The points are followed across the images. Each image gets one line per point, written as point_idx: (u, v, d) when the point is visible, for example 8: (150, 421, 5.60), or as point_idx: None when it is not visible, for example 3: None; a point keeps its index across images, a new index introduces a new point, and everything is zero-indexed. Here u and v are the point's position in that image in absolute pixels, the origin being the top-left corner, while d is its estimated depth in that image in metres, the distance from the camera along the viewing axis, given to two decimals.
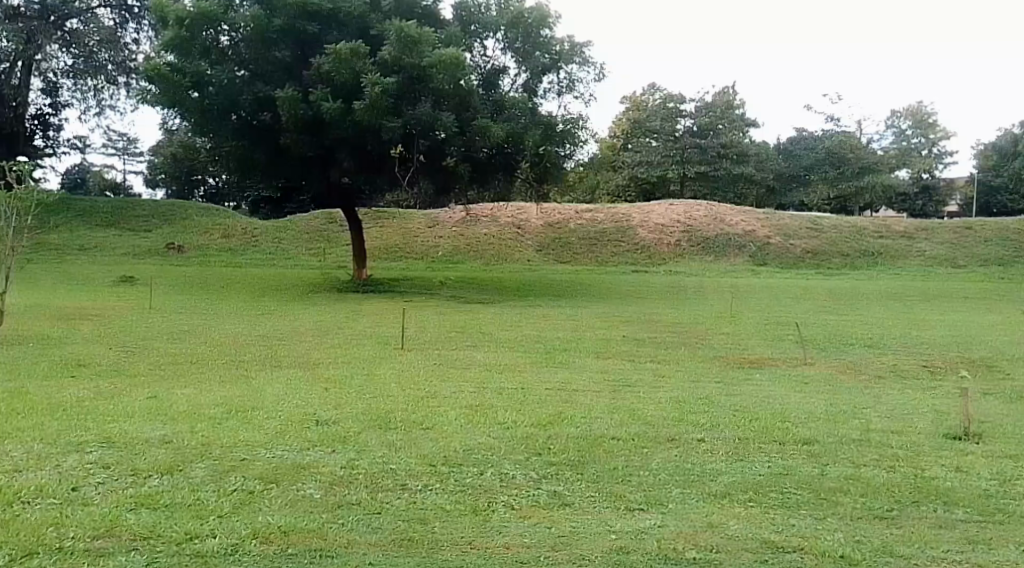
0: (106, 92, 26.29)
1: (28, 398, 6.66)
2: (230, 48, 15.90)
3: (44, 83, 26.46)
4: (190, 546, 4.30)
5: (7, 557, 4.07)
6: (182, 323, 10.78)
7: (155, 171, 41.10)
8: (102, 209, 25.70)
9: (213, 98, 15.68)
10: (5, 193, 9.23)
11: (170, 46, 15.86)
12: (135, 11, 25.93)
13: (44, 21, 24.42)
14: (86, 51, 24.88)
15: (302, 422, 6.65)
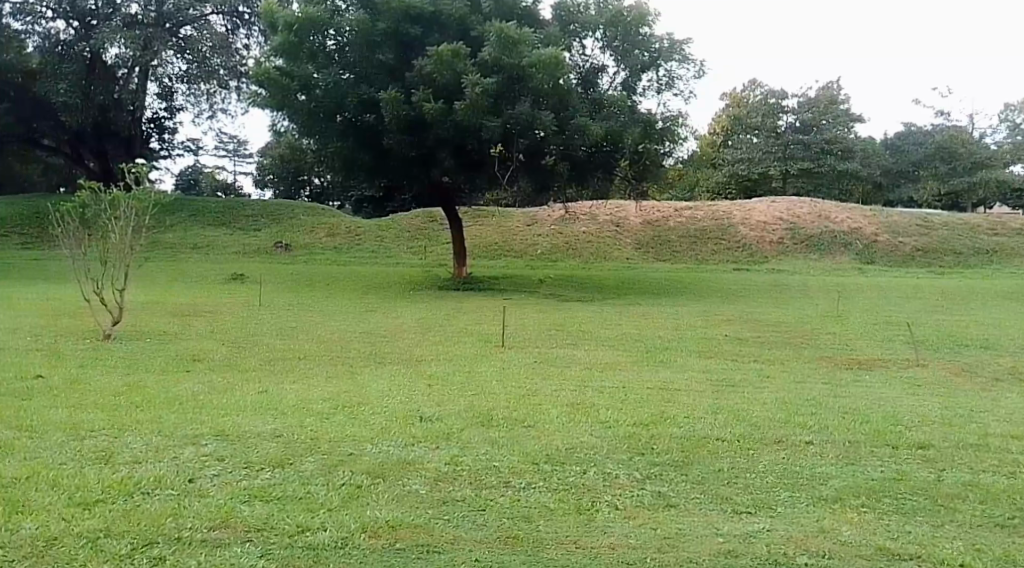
0: (219, 96, 27.60)
1: (147, 391, 6.89)
2: (337, 52, 16.26)
3: (160, 88, 27.64)
4: (302, 539, 4.37)
5: (129, 545, 4.17)
6: (292, 320, 11.04)
7: (264, 172, 42.46)
8: (213, 209, 26.69)
9: (320, 100, 16.10)
10: (125, 194, 9.68)
11: (280, 50, 16.46)
12: (245, 18, 26.68)
13: (160, 28, 25.37)
14: (199, 56, 26.09)
15: (407, 419, 6.71)
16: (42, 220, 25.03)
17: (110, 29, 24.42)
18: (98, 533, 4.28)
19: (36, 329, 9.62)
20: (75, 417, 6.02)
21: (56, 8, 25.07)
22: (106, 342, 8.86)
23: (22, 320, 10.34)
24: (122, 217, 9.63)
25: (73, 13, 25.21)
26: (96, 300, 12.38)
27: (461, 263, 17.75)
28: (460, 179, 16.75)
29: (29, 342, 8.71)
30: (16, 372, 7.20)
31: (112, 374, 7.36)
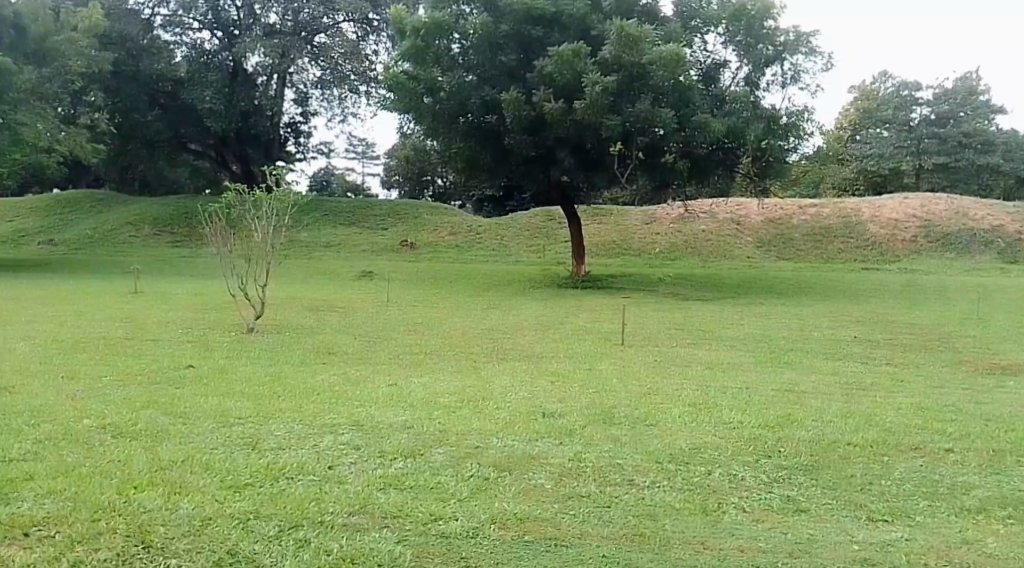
0: (350, 101, 28.90)
1: (287, 381, 7.27)
2: (460, 55, 16.57)
3: (296, 93, 29.10)
4: (436, 527, 4.49)
5: (276, 527, 4.31)
6: (418, 316, 11.38)
7: (390, 173, 43.57)
8: (345, 208, 27.56)
9: (445, 102, 16.39)
10: (267, 196, 10.26)
11: (407, 55, 16.76)
12: (374, 24, 27.32)
13: (297, 36, 26.62)
14: (332, 63, 27.16)
15: (530, 414, 6.80)
16: (190, 220, 26.52)
17: (252, 38, 25.73)
18: (248, 514, 4.38)
19: (186, 322, 10.24)
20: (225, 404, 6.38)
21: (201, 19, 26.54)
22: (248, 335, 9.36)
23: (177, 314, 11.08)
24: (264, 217, 10.22)
25: (217, 24, 26.77)
26: (239, 296, 13.09)
27: (579, 262, 17.81)
28: (578, 177, 16.72)
29: (182, 334, 9.30)
30: (171, 362, 7.70)
31: (256, 365, 7.77)
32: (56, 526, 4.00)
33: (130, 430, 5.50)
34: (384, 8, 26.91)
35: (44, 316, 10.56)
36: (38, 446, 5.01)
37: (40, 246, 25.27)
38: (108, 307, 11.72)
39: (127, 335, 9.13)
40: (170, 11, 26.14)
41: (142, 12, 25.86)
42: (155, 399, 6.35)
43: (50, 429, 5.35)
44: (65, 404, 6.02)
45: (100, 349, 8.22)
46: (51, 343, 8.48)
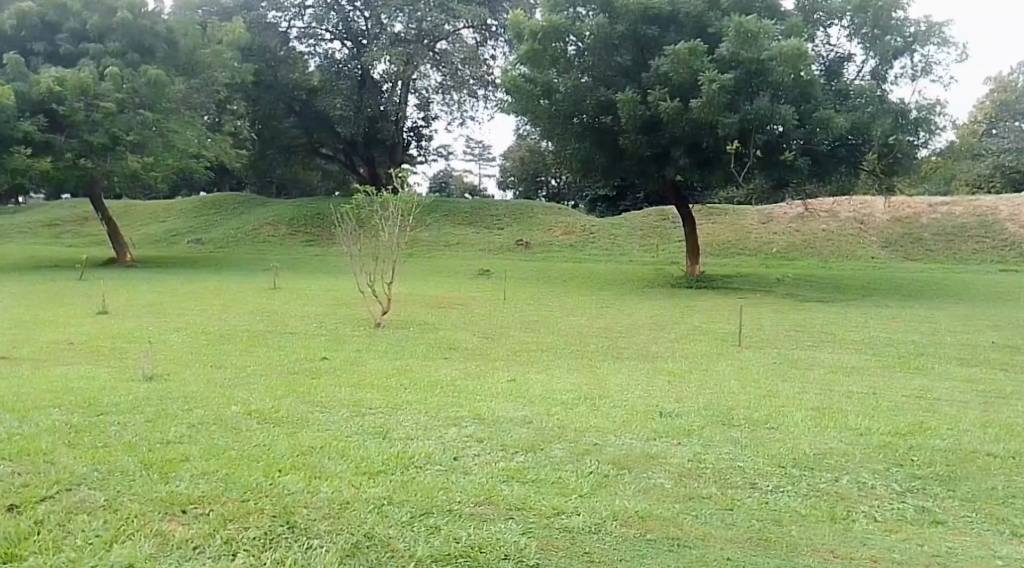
0: (468, 105, 29.40)
1: (413, 374, 7.53)
2: (576, 56, 16.63)
3: (419, 98, 29.74)
4: (559, 521, 4.50)
5: (408, 513, 4.43)
6: (536, 314, 11.50)
7: (504, 174, 44.18)
8: (461, 208, 28.06)
9: (560, 104, 16.51)
10: (394, 196, 11.05)
11: (525, 59, 16.93)
12: (493, 30, 27.88)
13: (420, 44, 26.92)
14: (451, 69, 27.58)
15: (647, 413, 6.73)
16: (322, 220, 27.62)
17: (380, 47, 26.31)
18: (383, 500, 4.54)
19: (319, 316, 10.76)
20: (356, 395, 6.66)
21: (334, 31, 27.61)
22: (375, 330, 9.73)
23: (311, 309, 11.60)
24: (390, 218, 10.88)
25: (347, 34, 27.76)
26: (368, 291, 13.59)
27: (694, 261, 17.61)
28: (694, 176, 16.54)
29: (317, 328, 9.76)
30: (307, 353, 8.12)
31: (384, 359, 8.07)
32: (211, 504, 4.21)
33: (272, 417, 5.83)
34: (503, 14, 27.32)
35: (191, 309, 11.29)
36: (191, 429, 5.38)
37: (190, 243, 26.87)
38: (248, 302, 12.39)
39: (266, 328, 9.64)
40: (305, 24, 27.27)
41: (281, 25, 27.06)
42: (294, 388, 6.71)
43: (204, 414, 5.74)
44: (214, 391, 6.43)
45: (244, 341, 8.71)
46: (201, 335, 9.03)
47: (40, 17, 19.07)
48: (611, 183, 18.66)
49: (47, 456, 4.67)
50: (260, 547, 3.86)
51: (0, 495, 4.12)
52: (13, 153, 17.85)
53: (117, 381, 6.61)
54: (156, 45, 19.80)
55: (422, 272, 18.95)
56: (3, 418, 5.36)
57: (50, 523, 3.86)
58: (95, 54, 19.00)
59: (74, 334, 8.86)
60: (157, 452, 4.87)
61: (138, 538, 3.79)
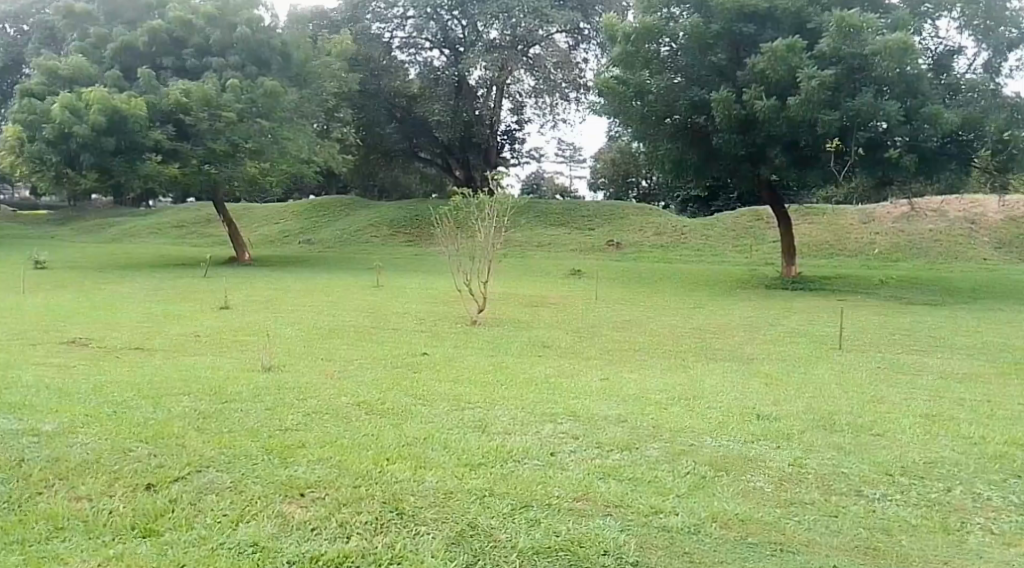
0: (560, 107, 29.61)
1: (509, 371, 7.65)
2: (669, 57, 16.54)
3: (512, 103, 30.11)
4: (658, 520, 4.37)
5: (508, 505, 4.46)
6: (630, 314, 11.47)
7: (595, 175, 44.10)
8: (553, 209, 28.15)
9: (653, 105, 16.37)
10: (490, 198, 11.45)
11: (618, 61, 16.85)
12: (585, 34, 27.86)
13: (514, 49, 26.97)
14: (545, 73, 27.95)
15: (744, 415, 6.57)
16: (421, 221, 28.19)
17: (475, 53, 26.63)
18: (485, 491, 4.60)
19: (418, 314, 11.03)
20: (455, 389, 6.82)
21: (432, 40, 28.03)
22: (472, 328, 9.91)
23: (410, 306, 11.92)
24: (486, 218, 11.19)
25: (445, 43, 28.09)
26: (463, 290, 13.85)
27: (790, 262, 17.22)
28: (790, 174, 16.14)
29: (417, 325, 10.03)
30: (408, 349, 8.36)
31: (480, 355, 8.23)
32: (326, 489, 4.40)
33: (378, 408, 6.05)
34: (596, 17, 27.19)
35: (302, 306, 11.74)
36: (306, 418, 5.64)
37: (301, 243, 27.90)
38: (352, 299, 12.83)
39: (370, 325, 9.96)
40: (406, 34, 27.82)
41: (384, 36, 27.68)
42: (397, 382, 6.92)
43: (317, 404, 6.00)
44: (324, 382, 6.71)
45: (350, 336, 9.02)
46: (310, 330, 9.42)
47: (167, 34, 19.95)
48: (703, 183, 18.44)
49: (179, 439, 4.98)
50: (372, 531, 4.01)
51: (138, 474, 4.41)
52: (145, 161, 18.95)
53: (238, 370, 7.00)
54: (271, 58, 20.71)
55: (514, 271, 19.16)
56: (139, 404, 5.73)
57: (183, 502, 4.12)
58: (217, 68, 20.02)
59: (199, 327, 9.37)
60: (277, 438, 5.12)
61: (262, 518, 3.99)
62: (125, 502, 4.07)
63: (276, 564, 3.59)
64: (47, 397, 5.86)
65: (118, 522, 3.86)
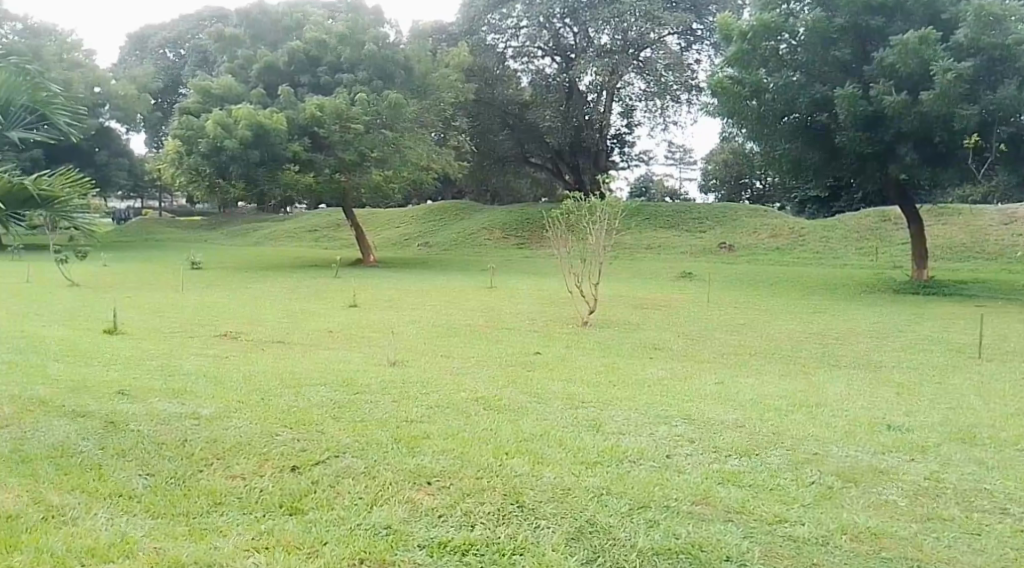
0: (671, 110, 29.11)
1: (621, 372, 7.67)
2: (789, 55, 16.02)
3: (623, 107, 29.80)
4: (782, 529, 4.26)
5: (626, 505, 4.44)
6: (749, 318, 11.22)
7: (707, 177, 43.25)
8: (665, 212, 27.74)
9: (770, 104, 16.02)
10: (601, 201, 11.61)
11: (733, 60, 16.55)
12: (698, 34, 27.55)
13: (625, 53, 26.83)
14: (656, 76, 27.26)
15: (872, 425, 6.32)
16: (533, 224, 28.44)
17: (587, 59, 26.74)
18: (602, 489, 4.62)
19: (531, 314, 11.21)
20: (570, 389, 6.90)
21: (544, 48, 28.33)
22: (585, 329, 9.97)
23: (523, 307, 12.12)
24: (598, 220, 11.33)
25: (557, 50, 28.37)
26: (574, 291, 13.95)
27: (920, 265, 16.45)
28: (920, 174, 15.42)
29: (530, 325, 10.17)
30: (521, 348, 8.51)
31: (593, 356, 8.30)
32: (451, 478, 4.56)
33: (496, 404, 6.21)
34: (709, 17, 26.89)
35: (426, 305, 12.13)
36: (430, 411, 5.85)
37: (419, 246, 28.68)
38: (468, 299, 13.16)
39: (486, 324, 10.17)
40: (520, 43, 28.08)
41: (498, 46, 27.95)
42: (512, 380, 7.06)
43: (439, 398, 6.22)
44: (444, 378, 6.93)
45: (466, 334, 9.27)
46: (430, 328, 9.70)
47: (304, 53, 21.09)
48: (823, 184, 17.86)
49: (319, 426, 5.27)
50: (495, 521, 4.12)
51: (285, 456, 4.71)
52: (283, 171, 19.96)
53: (365, 364, 7.34)
54: (396, 71, 21.40)
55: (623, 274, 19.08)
56: (282, 392, 6.10)
57: (324, 483, 4.37)
58: (347, 83, 20.81)
59: (329, 324, 9.83)
60: (404, 428, 5.35)
61: (394, 504, 4.18)
62: (273, 481, 4.36)
63: (409, 546, 3.75)
64: (203, 383, 6.32)
65: (267, 500, 4.13)
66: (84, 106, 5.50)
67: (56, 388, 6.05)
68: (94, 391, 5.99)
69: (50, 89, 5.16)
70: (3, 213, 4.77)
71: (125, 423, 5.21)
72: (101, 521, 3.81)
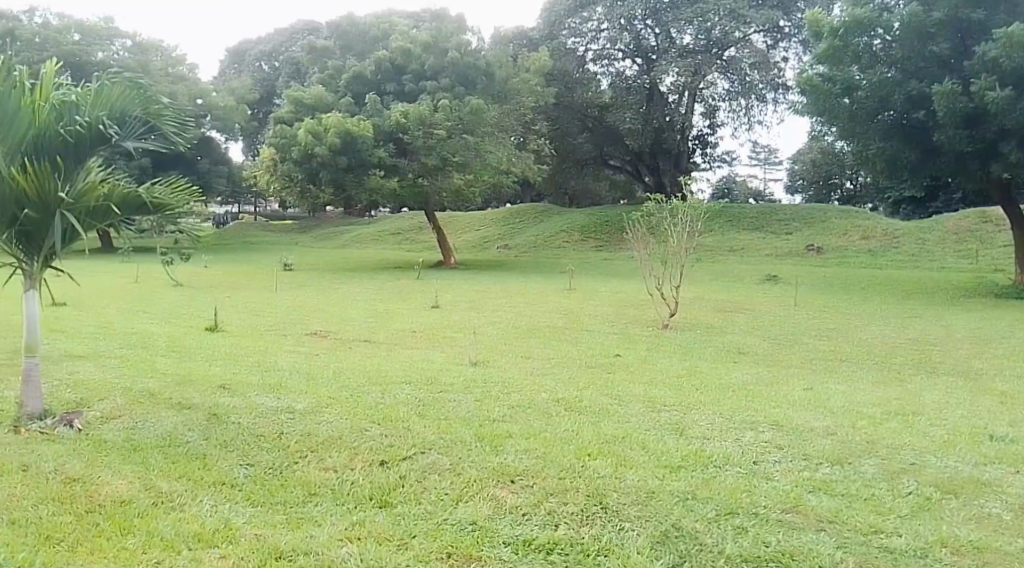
0: (756, 110, 28.63)
1: (704, 376, 7.55)
2: (883, 52, 15.42)
3: (705, 107, 29.40)
4: (878, 539, 4.13)
5: (713, 511, 4.38)
6: (839, 323, 10.88)
7: (794, 178, 42.15)
8: (749, 214, 27.16)
9: (863, 102, 15.56)
10: (682, 203, 11.46)
11: (823, 58, 16.16)
12: (786, 32, 26.81)
13: (708, 53, 26.73)
14: (741, 75, 26.79)
15: (974, 435, 6.05)
16: (611, 227, 28.27)
17: (668, 60, 26.47)
18: (687, 494, 4.56)
19: (611, 316, 11.16)
20: (652, 392, 6.83)
21: (625, 50, 28.01)
22: (666, 332, 9.85)
23: (603, 309, 12.08)
24: (680, 223, 11.22)
25: (637, 52, 28.06)
26: (655, 294, 13.82)
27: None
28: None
29: (611, 327, 10.11)
30: (601, 350, 8.49)
31: (674, 359, 8.21)
32: (534, 478, 4.59)
33: (578, 406, 6.20)
34: (798, 14, 26.08)
35: (507, 307, 12.21)
36: (511, 411, 5.89)
37: (499, 248, 28.87)
38: (548, 301, 13.21)
39: (567, 325, 10.19)
40: (600, 46, 27.93)
41: (579, 50, 27.94)
42: (592, 382, 7.04)
43: (520, 398, 6.26)
44: (525, 379, 6.97)
45: (546, 336, 9.30)
46: (512, 329, 9.76)
47: (390, 62, 21.56)
48: (918, 183, 17.22)
49: (405, 423, 5.38)
50: (578, 522, 4.13)
51: (373, 451, 4.82)
52: (369, 176, 20.39)
53: (447, 364, 7.46)
54: (477, 77, 21.57)
55: (706, 277, 18.78)
56: (369, 389, 6.26)
57: (411, 478, 4.46)
58: (430, 90, 21.11)
59: (413, 325, 10.00)
60: (486, 428, 5.40)
61: (479, 501, 4.23)
62: (364, 475, 4.47)
63: (494, 543, 3.79)
64: (296, 379, 6.53)
65: (359, 493, 4.24)
66: (190, 121, 5.92)
67: (164, 382, 6.36)
68: (197, 385, 6.26)
69: (161, 101, 5.76)
70: (117, 218, 5.50)
71: (226, 416, 5.43)
72: (206, 507, 3.98)
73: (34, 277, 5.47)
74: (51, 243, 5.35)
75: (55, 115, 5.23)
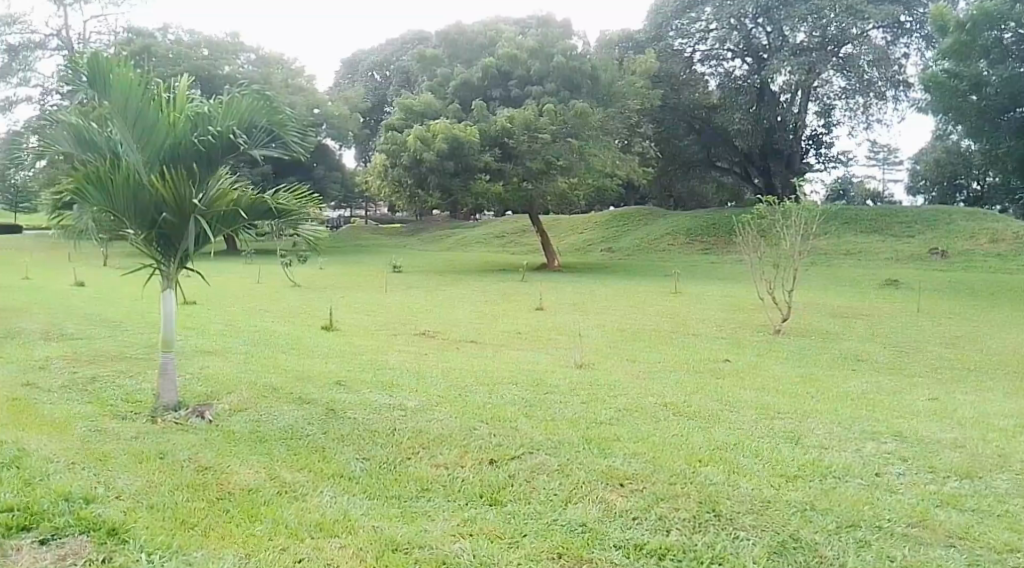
0: (875, 107, 27.27)
1: (820, 383, 7.28)
2: (1015, 44, 14.42)
3: (819, 106, 28.41)
4: (1014, 558, 3.89)
5: (833, 523, 4.21)
6: (966, 330, 10.26)
7: (916, 179, 40.27)
8: (866, 216, 26.05)
9: (993, 98, 14.65)
10: (795, 205, 11.12)
11: (949, 53, 15.24)
12: (906, 27, 25.49)
13: (823, 51, 25.68)
14: (859, 73, 25.50)
15: None
16: (718, 229, 27.68)
17: (781, 58, 25.72)
18: (805, 504, 4.40)
19: (719, 320, 10.92)
20: (764, 398, 6.64)
21: (734, 49, 27.40)
22: (777, 338, 9.53)
23: (710, 313, 11.82)
24: (792, 225, 10.87)
25: (748, 50, 27.28)
26: (766, 298, 13.44)
27: None
28: None
29: (718, 332, 9.90)
30: (710, 355, 8.30)
31: (789, 365, 7.95)
32: (644, 481, 4.55)
33: (687, 411, 6.09)
34: (920, 9, 24.92)
35: (612, 309, 12.13)
36: (618, 414, 5.84)
37: (603, 251, 28.76)
38: (655, 304, 13.06)
39: (673, 329, 10.04)
40: (708, 47, 27.54)
41: (685, 51, 27.66)
42: (701, 387, 6.89)
43: (628, 401, 6.20)
44: (633, 383, 6.90)
45: (654, 340, 9.18)
46: (617, 332, 9.69)
47: (498, 68, 21.64)
48: None
49: (512, 423, 5.43)
50: (690, 528, 4.06)
51: (484, 450, 4.88)
52: (475, 180, 20.66)
53: (553, 366, 7.46)
54: (582, 81, 21.50)
55: (820, 281, 18.13)
56: (477, 389, 6.34)
57: (520, 478, 4.49)
58: (536, 95, 21.19)
59: (520, 327, 10.07)
60: (595, 430, 5.39)
61: (588, 502, 4.22)
62: (474, 473, 4.54)
63: (604, 546, 3.77)
64: (409, 378, 6.69)
65: (470, 490, 4.30)
66: (311, 131, 6.27)
67: (286, 377, 6.64)
68: (316, 382, 6.50)
69: (285, 111, 6.05)
70: (242, 222, 5.78)
71: (343, 411, 5.62)
72: (326, 498, 4.13)
73: (170, 277, 5.77)
74: (186, 244, 5.66)
75: (190, 125, 5.56)
